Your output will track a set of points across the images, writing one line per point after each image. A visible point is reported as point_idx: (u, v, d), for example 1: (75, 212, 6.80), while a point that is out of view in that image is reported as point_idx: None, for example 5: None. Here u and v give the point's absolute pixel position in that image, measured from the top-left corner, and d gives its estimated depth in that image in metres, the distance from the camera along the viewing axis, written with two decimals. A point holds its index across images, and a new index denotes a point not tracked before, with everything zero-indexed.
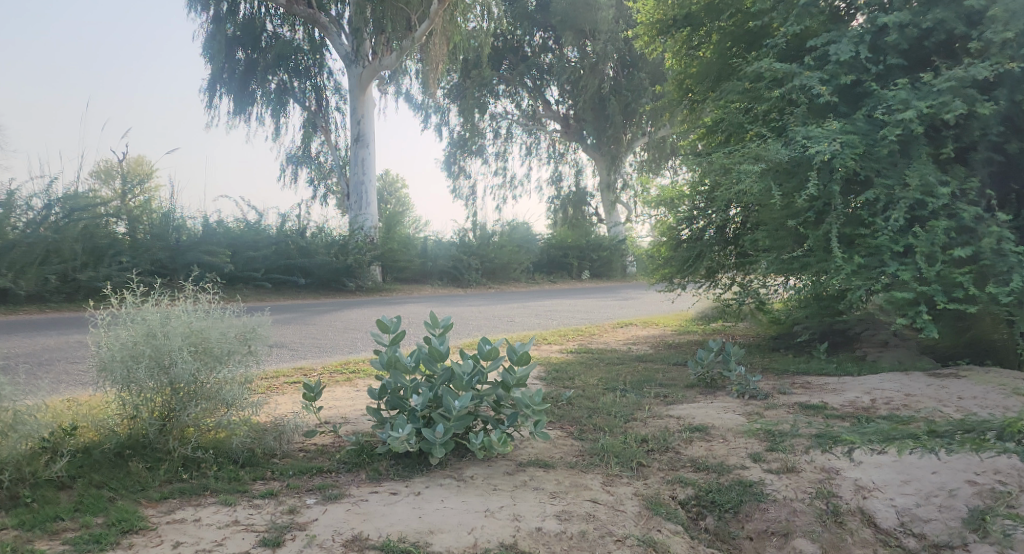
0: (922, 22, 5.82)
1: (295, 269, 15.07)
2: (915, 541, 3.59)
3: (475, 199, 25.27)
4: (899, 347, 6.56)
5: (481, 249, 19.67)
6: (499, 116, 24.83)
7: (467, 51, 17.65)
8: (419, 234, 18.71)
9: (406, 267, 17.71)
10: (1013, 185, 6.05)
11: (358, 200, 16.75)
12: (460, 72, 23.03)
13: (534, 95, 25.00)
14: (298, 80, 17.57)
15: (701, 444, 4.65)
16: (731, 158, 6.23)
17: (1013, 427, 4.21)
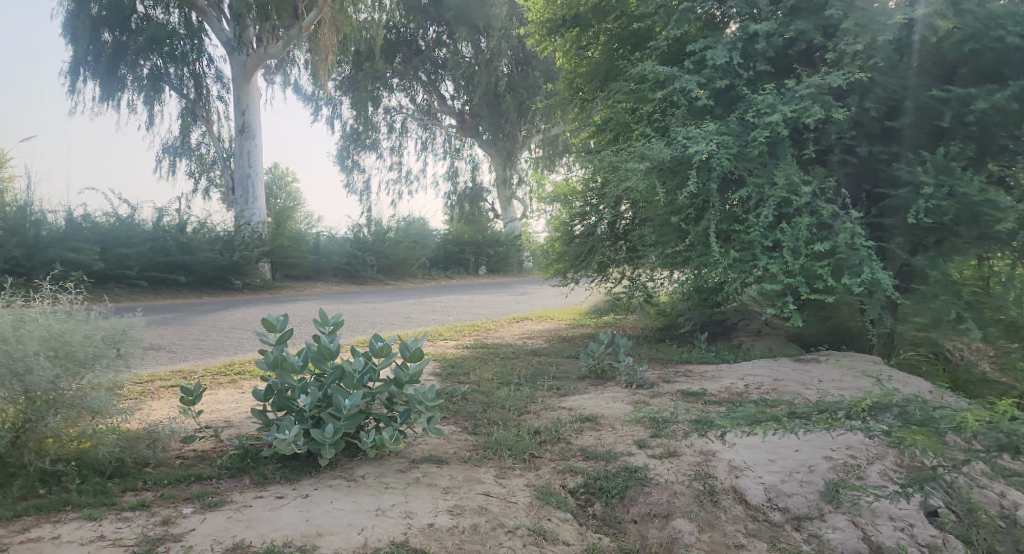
0: (786, 32, 6.24)
1: (176, 266, 14.09)
2: (780, 515, 3.87)
3: (369, 194, 24.72)
4: (771, 336, 7.05)
5: (375, 245, 19.37)
6: (393, 110, 24.48)
7: (359, 42, 17.28)
8: (313, 229, 18.16)
9: (298, 264, 17.14)
10: (864, 186, 6.66)
11: (244, 195, 16.17)
12: (352, 65, 22.48)
13: (429, 89, 24.74)
14: (175, 65, 16.49)
15: (591, 433, 4.81)
16: (618, 157, 6.45)
17: (859, 407, 4.64)
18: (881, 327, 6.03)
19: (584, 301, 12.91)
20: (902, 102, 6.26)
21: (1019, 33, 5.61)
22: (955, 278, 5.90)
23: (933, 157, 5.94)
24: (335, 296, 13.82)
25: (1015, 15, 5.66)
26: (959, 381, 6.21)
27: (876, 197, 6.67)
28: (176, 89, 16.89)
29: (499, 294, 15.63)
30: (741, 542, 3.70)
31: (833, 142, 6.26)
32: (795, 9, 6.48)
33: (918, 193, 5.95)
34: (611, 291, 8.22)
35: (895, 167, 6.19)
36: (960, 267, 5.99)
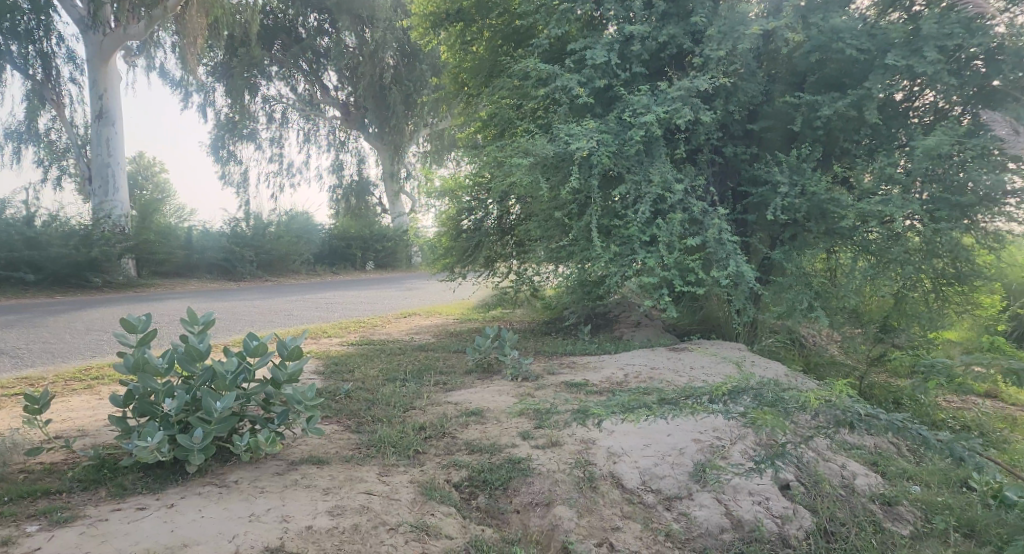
0: (658, 35, 6.52)
1: (22, 264, 12.91)
2: (653, 496, 4.09)
3: (248, 185, 23.66)
4: (650, 327, 7.39)
5: (254, 240, 18.54)
6: (272, 99, 23.50)
7: (232, 26, 16.40)
8: (184, 223, 17.17)
9: (167, 260, 16.11)
10: (729, 184, 7.13)
11: (103, 185, 15.11)
12: (224, 51, 21.36)
13: (310, 80, 24.01)
14: (17, 43, 15.04)
15: (476, 427, 4.84)
16: (504, 152, 6.52)
17: (721, 391, 4.96)
18: (746, 316, 6.46)
19: (472, 295, 12.98)
20: (763, 107, 6.71)
21: (856, 46, 6.09)
22: (807, 270, 6.42)
23: (788, 158, 6.41)
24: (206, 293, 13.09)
25: (853, 29, 6.10)
26: (812, 364, 6.78)
27: (741, 195, 7.14)
28: (21, 68, 15.54)
29: (382, 289, 15.38)
30: (617, 525, 3.88)
31: (703, 143, 6.62)
32: (666, 14, 6.78)
33: (776, 192, 6.41)
34: (499, 286, 8.31)
35: (756, 167, 6.63)
36: (812, 260, 6.52)
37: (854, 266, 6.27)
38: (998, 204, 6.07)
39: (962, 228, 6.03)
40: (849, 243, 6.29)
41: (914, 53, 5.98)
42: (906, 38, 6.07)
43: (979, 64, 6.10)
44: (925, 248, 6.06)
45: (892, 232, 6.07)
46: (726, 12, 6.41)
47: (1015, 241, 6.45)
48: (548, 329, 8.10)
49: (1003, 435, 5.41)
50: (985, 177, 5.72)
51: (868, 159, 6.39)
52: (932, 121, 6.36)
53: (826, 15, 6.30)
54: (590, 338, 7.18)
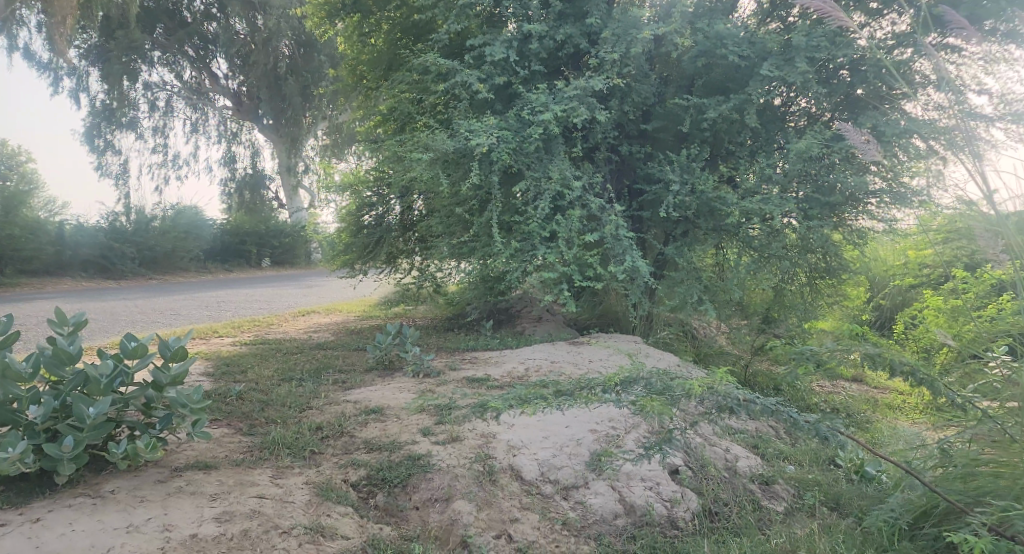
0: (555, 35, 6.65)
1: None
2: (550, 487, 4.24)
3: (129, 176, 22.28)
4: (550, 322, 7.56)
5: (136, 235, 17.49)
6: (155, 86, 22.21)
7: (105, 6, 15.37)
8: (53, 218, 15.94)
9: (33, 257, 14.98)
10: (625, 181, 7.39)
11: None
12: (100, 33, 20.03)
13: (197, 66, 22.85)
14: None
15: (375, 425, 4.77)
16: (404, 147, 6.47)
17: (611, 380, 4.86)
18: (641, 310, 6.66)
19: (373, 293, 12.79)
20: (656, 108, 6.97)
21: (737, 53, 6.42)
22: (697, 266, 6.74)
23: (679, 158, 6.68)
24: (85, 293, 12.22)
25: (736, 37, 6.43)
26: (702, 355, 7.15)
27: (637, 193, 7.42)
28: None
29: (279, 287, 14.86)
30: (516, 516, 3.96)
31: (600, 141, 6.82)
32: (563, 14, 6.90)
33: (668, 190, 6.69)
34: (402, 283, 8.24)
35: (650, 166, 6.89)
36: (701, 255, 6.79)
37: (739, 262, 6.65)
38: (861, 204, 6.60)
39: (831, 225, 6.52)
40: (734, 239, 6.66)
41: (788, 62, 6.36)
42: (782, 46, 6.45)
43: (844, 73, 6.58)
44: (801, 245, 6.52)
45: (771, 228, 6.45)
46: (619, 15, 6.61)
47: (876, 237, 7.01)
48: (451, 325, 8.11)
49: (866, 415, 5.91)
50: (849, 179, 6.19)
51: (750, 160, 6.77)
52: (806, 125, 6.82)
53: (711, 22, 6.60)
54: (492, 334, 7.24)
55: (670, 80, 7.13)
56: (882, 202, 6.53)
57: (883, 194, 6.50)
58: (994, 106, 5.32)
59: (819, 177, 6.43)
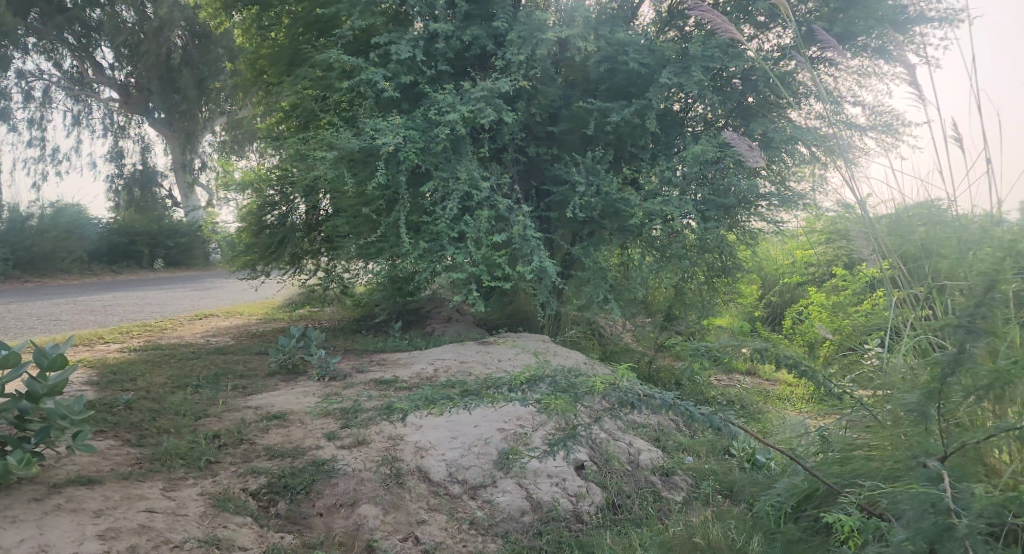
0: (462, 35, 6.66)
1: None
2: (458, 486, 4.26)
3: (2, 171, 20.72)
4: (460, 322, 7.63)
5: (9, 237, 16.52)
6: (31, 75, 20.74)
7: None
8: None
9: None
10: (532, 182, 7.50)
11: None
12: None
13: (78, 55, 21.42)
14: None
15: (277, 431, 4.63)
16: (308, 145, 6.34)
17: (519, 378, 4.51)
18: (550, 310, 6.89)
19: (276, 295, 12.48)
20: (562, 111, 7.10)
21: (638, 60, 6.64)
22: (603, 265, 6.93)
23: (585, 159, 6.83)
24: None
25: (636, 44, 6.66)
26: (608, 352, 7.38)
27: (544, 193, 7.54)
28: None
29: (174, 290, 14.23)
30: (423, 518, 3.96)
31: (507, 142, 6.89)
32: (469, 15, 6.92)
33: (575, 191, 6.84)
34: (307, 284, 8.06)
35: (557, 167, 7.02)
36: (606, 255, 7.00)
37: (642, 261, 6.89)
38: (753, 206, 6.95)
39: (725, 226, 6.86)
40: (638, 240, 6.89)
41: (684, 70, 6.62)
42: (679, 54, 6.72)
43: (737, 82, 6.94)
44: (699, 245, 6.82)
45: (671, 229, 6.71)
46: (524, 18, 6.64)
47: (766, 237, 7.46)
48: (359, 326, 7.99)
49: (759, 406, 6.24)
50: (741, 182, 6.54)
51: (652, 163, 7.03)
52: (703, 130, 7.09)
53: (612, 29, 6.80)
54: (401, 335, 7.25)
55: (576, 84, 7.29)
56: (771, 205, 6.87)
57: (772, 197, 6.87)
58: (868, 117, 5.86)
59: (716, 180, 6.74)
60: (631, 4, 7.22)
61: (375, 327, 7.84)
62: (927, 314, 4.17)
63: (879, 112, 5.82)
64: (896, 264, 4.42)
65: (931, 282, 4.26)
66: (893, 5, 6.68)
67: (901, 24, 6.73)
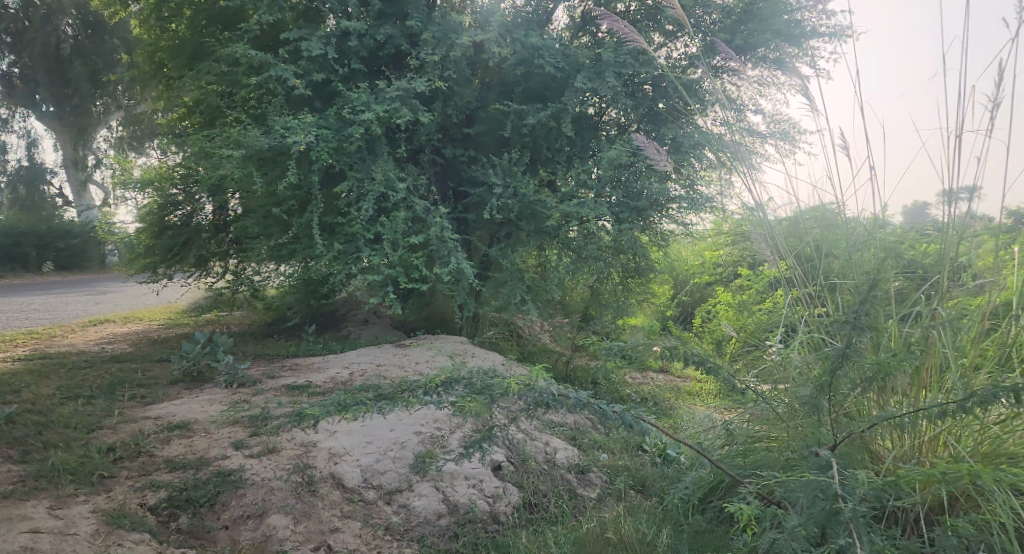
0: (375, 34, 6.57)
1: None
2: (373, 492, 4.21)
3: None
4: (377, 325, 7.57)
5: None
6: None
7: None
8: None
9: None
10: (449, 184, 7.48)
11: None
12: None
13: None
14: None
15: (180, 442, 4.42)
16: (213, 143, 6.11)
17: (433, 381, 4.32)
18: (467, 312, 6.93)
19: (179, 300, 11.95)
20: (478, 113, 7.13)
21: (553, 64, 6.75)
22: (520, 266, 7.00)
23: (501, 161, 6.88)
24: None
25: (550, 49, 6.76)
26: (526, 353, 7.48)
27: (461, 195, 7.55)
28: None
29: (62, 295, 13.37)
30: (336, 526, 3.88)
31: (424, 143, 6.86)
32: (383, 14, 6.84)
33: (492, 192, 6.86)
34: (214, 287, 7.75)
35: (473, 169, 7.04)
36: (524, 256, 7.07)
37: (559, 262, 7.00)
38: (663, 209, 7.20)
39: (638, 227, 7.06)
40: (555, 241, 6.98)
41: (598, 76, 6.77)
42: (592, 60, 6.87)
43: (648, 88, 7.13)
44: (614, 246, 7.00)
45: (587, 231, 6.87)
46: (439, 19, 6.63)
47: (677, 238, 7.75)
48: (269, 331, 7.76)
49: (670, 403, 6.45)
50: (653, 186, 6.73)
51: (567, 165, 7.16)
52: (617, 134, 7.26)
53: (527, 33, 6.88)
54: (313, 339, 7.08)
55: (491, 86, 7.32)
56: (681, 208, 7.08)
57: (681, 200, 7.07)
58: (768, 124, 6.18)
59: (629, 183, 6.92)
60: (546, 8, 7.32)
61: (287, 331, 7.64)
62: (821, 311, 4.47)
63: (778, 120, 6.14)
64: (793, 265, 4.67)
65: (823, 281, 4.55)
66: (788, 19, 7.05)
67: (795, 37, 7.11)
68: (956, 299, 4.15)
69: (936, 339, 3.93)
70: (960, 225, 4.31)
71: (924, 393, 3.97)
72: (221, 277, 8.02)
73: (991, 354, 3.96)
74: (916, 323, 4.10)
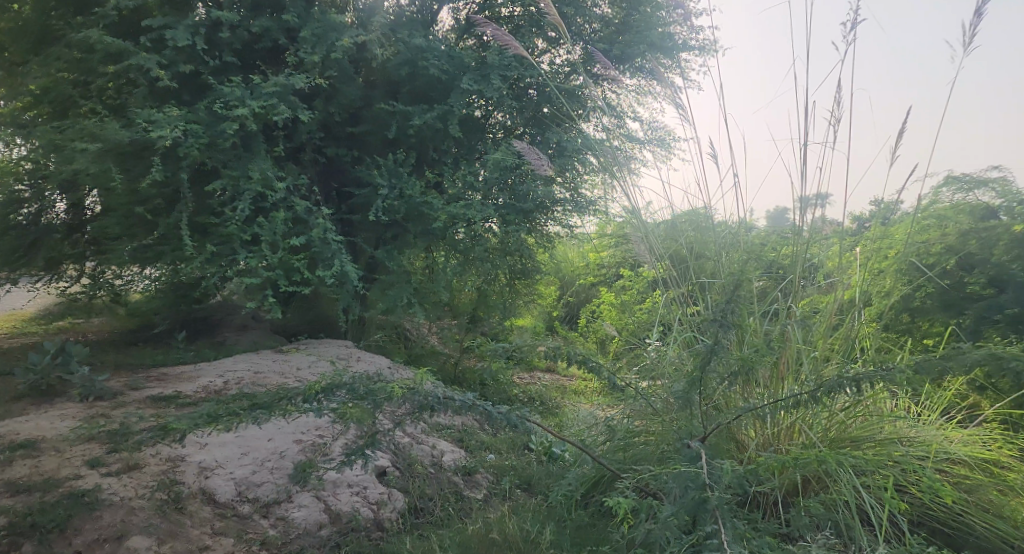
0: (250, 26, 6.32)
1: None
2: (248, 506, 4.03)
3: None
4: (255, 330, 7.28)
5: None
6: None
7: None
8: None
9: None
10: (333, 184, 7.29)
11: None
12: None
13: None
14: None
15: (24, 462, 4.01)
16: (65, 135, 5.63)
17: (314, 388, 3.93)
18: (353, 315, 6.82)
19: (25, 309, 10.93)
20: (363, 112, 7.01)
21: (438, 66, 6.74)
22: (408, 269, 6.93)
23: (387, 162, 6.80)
24: None
25: (435, 50, 6.75)
26: (415, 355, 7.44)
27: (345, 196, 7.38)
28: None
29: None
30: (207, 543, 3.68)
31: (304, 142, 6.66)
32: (258, 5, 6.57)
33: (377, 194, 6.78)
34: (69, 292, 7.14)
35: (358, 169, 6.92)
36: (411, 258, 6.99)
37: (447, 264, 6.98)
38: (548, 211, 7.38)
39: (525, 230, 7.19)
40: (443, 243, 6.95)
41: (483, 78, 6.84)
42: (477, 62, 6.93)
43: (533, 92, 7.27)
44: (501, 248, 7.12)
45: (474, 234, 6.90)
46: (318, 15, 6.41)
47: (562, 240, 8.04)
48: (134, 338, 7.24)
49: (556, 401, 6.60)
50: (539, 189, 6.86)
51: (454, 167, 7.17)
52: (503, 137, 7.35)
53: (411, 33, 6.86)
54: (185, 348, 6.68)
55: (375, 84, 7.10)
56: (566, 211, 7.34)
57: (566, 203, 7.27)
58: (645, 131, 6.48)
59: (515, 186, 6.98)
60: (430, 9, 7.29)
61: (154, 338, 7.17)
62: (693, 310, 4.75)
63: (655, 127, 6.45)
64: (668, 266, 4.91)
65: (693, 281, 4.83)
66: (662, 31, 7.40)
67: (669, 49, 7.47)
68: (808, 298, 4.58)
69: (792, 334, 4.26)
70: (813, 229, 4.71)
71: (782, 384, 4.28)
72: (76, 281, 7.36)
73: (838, 346, 4.39)
74: (774, 320, 4.43)
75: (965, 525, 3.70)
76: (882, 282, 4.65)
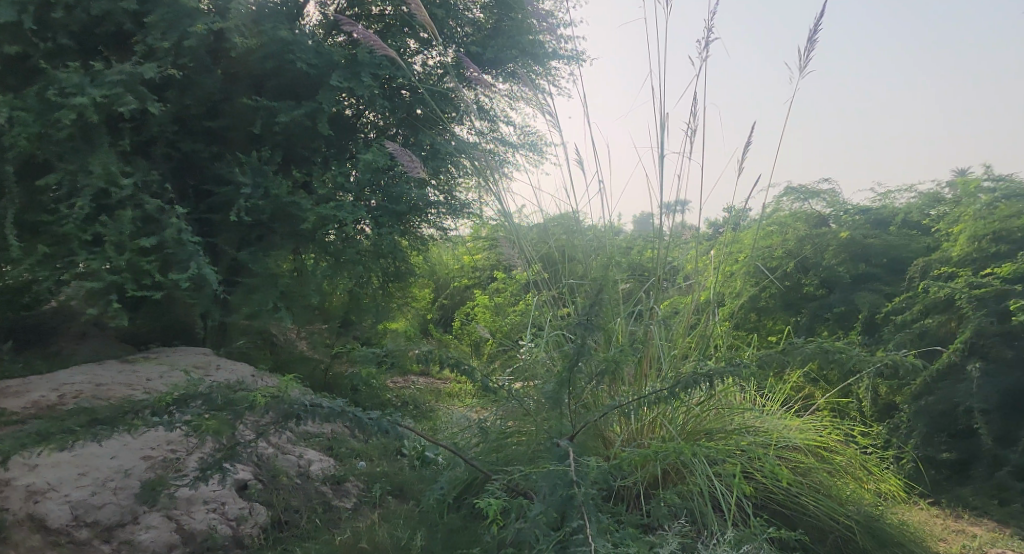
0: (88, 7, 5.82)
1: None
2: (86, 531, 3.69)
3: None
4: (99, 338, 6.71)
5: None
6: None
7: None
8: None
9: None
10: (189, 180, 6.80)
11: None
12: None
13: None
14: None
15: None
16: None
17: (162, 400, 3.59)
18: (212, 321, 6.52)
19: None
20: (221, 105, 6.65)
21: (305, 61, 6.53)
22: (274, 271, 6.63)
23: (249, 159, 6.49)
24: None
25: (301, 43, 6.52)
26: (283, 362, 7.15)
27: (203, 193, 6.92)
28: None
29: None
30: None
31: (154, 135, 6.23)
32: None
33: (239, 192, 6.45)
34: None
35: (217, 166, 6.54)
36: (278, 260, 6.70)
37: (316, 267, 6.76)
38: (423, 213, 7.33)
39: (399, 232, 7.09)
40: (312, 244, 6.70)
41: (354, 75, 6.68)
42: (347, 59, 6.76)
43: (405, 92, 7.19)
44: (373, 250, 6.94)
45: (345, 235, 6.72)
46: None
47: (436, 242, 8.03)
48: None
49: (430, 405, 6.55)
50: (413, 191, 6.81)
51: (323, 167, 6.96)
52: (375, 137, 7.26)
53: (275, 25, 6.58)
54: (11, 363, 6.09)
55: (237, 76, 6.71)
56: (440, 213, 7.39)
57: (439, 205, 7.37)
58: (519, 135, 6.57)
59: (389, 187, 6.88)
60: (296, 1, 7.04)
61: None
62: (563, 313, 4.87)
63: (529, 132, 6.56)
64: (539, 269, 5.02)
65: (563, 285, 4.97)
66: (533, 38, 7.57)
67: (540, 56, 7.66)
68: (669, 298, 4.82)
69: (653, 334, 4.47)
70: (674, 234, 4.98)
71: (645, 381, 4.46)
72: None
73: (695, 344, 4.65)
74: (638, 321, 4.62)
75: (799, 505, 4.01)
76: (732, 283, 5.10)
